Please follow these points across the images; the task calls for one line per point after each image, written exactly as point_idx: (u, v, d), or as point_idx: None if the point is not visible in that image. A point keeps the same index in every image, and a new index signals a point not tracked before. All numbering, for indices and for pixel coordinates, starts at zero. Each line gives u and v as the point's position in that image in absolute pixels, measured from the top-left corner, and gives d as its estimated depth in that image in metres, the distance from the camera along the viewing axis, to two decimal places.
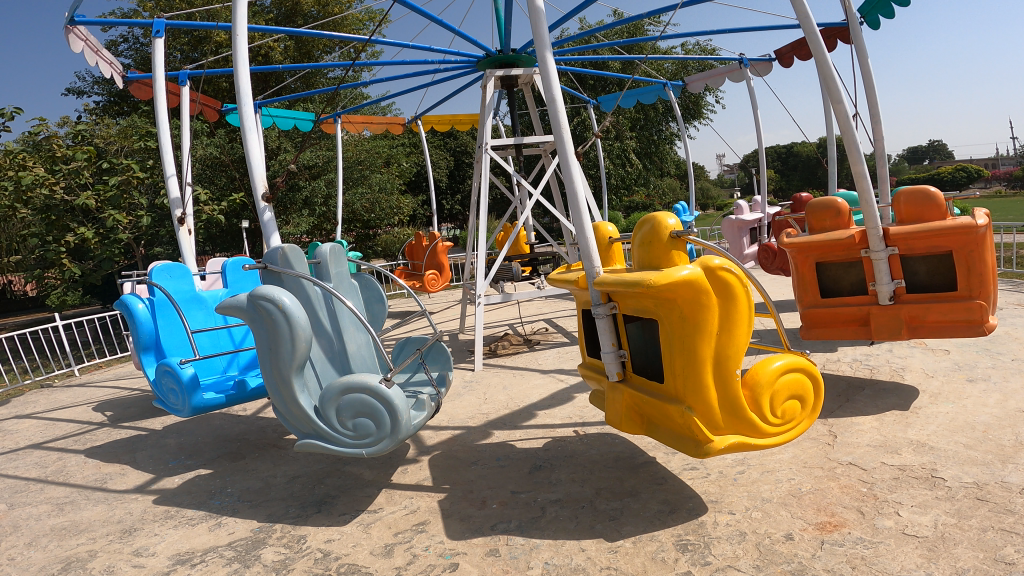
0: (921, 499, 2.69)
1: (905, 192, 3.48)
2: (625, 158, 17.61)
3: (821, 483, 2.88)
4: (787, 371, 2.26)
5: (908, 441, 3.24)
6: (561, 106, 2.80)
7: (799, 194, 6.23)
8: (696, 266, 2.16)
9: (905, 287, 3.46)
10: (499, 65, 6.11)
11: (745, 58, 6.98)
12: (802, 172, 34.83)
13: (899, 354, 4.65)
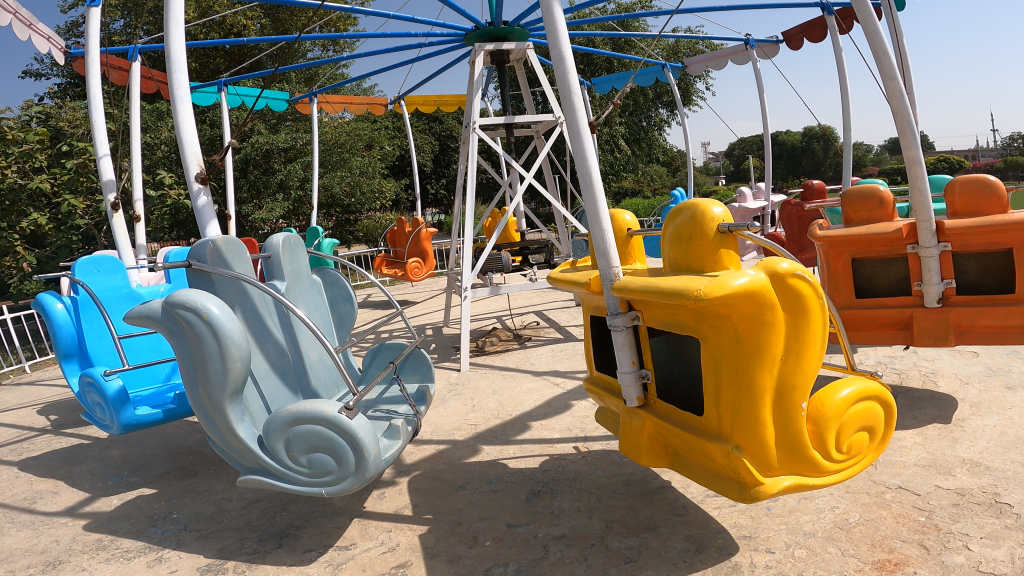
0: (991, 529, 2.24)
1: (959, 180, 3.30)
2: (613, 143, 17.23)
3: (870, 512, 2.46)
4: (857, 400, 1.91)
5: (961, 460, 2.84)
6: (570, 67, 2.22)
7: (810, 182, 5.85)
8: (758, 272, 1.80)
9: (955, 288, 3.27)
10: (489, 40, 5.59)
11: (753, 38, 6.52)
12: (787, 161, 34.75)
13: (926, 358, 4.30)
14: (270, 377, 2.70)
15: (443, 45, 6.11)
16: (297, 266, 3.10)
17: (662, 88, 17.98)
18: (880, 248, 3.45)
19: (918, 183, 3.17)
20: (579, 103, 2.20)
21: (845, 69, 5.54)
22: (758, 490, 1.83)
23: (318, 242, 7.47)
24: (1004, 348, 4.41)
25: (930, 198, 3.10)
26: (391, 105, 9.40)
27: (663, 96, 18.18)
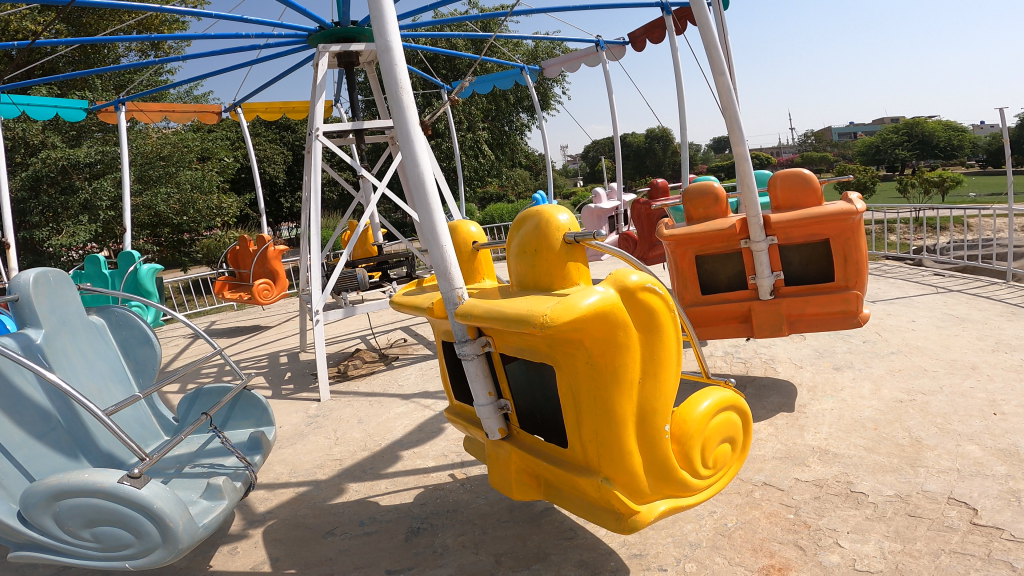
0: (854, 522, 2.34)
1: (780, 177, 3.72)
2: (477, 149, 17.16)
3: (745, 514, 2.54)
4: (717, 412, 2.22)
5: (811, 449, 3.15)
6: (399, 59, 2.05)
7: (656, 180, 6.12)
8: (607, 289, 1.91)
9: (784, 279, 3.71)
10: (335, 40, 5.22)
11: (604, 41, 6.63)
12: (634, 162, 36.98)
13: (764, 344, 4.86)
14: (27, 445, 2.29)
15: (281, 45, 5.64)
16: (60, 310, 2.68)
17: (521, 92, 18.42)
18: (718, 245, 3.80)
19: (745, 180, 3.54)
20: (408, 99, 2.05)
21: (680, 76, 5.88)
22: (635, 518, 2.01)
23: (134, 270, 6.64)
24: (829, 335, 4.91)
25: (756, 195, 3.48)
26: (225, 113, 8.58)
27: (524, 101, 18.64)
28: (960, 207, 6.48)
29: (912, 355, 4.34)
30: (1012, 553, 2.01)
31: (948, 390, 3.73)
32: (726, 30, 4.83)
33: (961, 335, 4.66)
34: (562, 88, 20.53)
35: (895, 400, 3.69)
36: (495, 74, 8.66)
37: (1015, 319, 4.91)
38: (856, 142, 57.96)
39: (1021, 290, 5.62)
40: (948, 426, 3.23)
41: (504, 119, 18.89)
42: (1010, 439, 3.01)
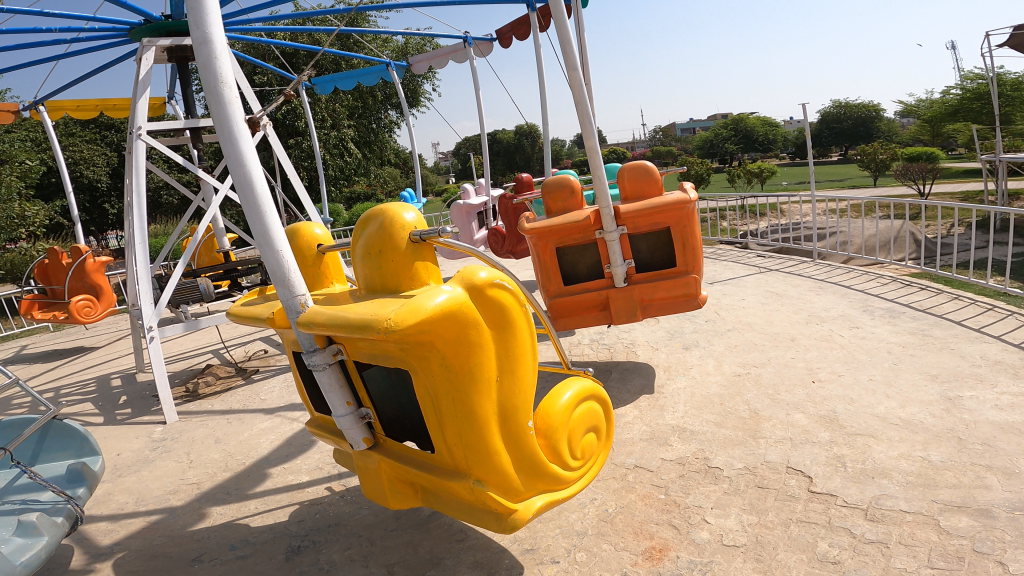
0: (715, 497, 2.64)
1: (627, 169, 4.05)
2: (342, 146, 16.40)
3: (623, 499, 2.79)
4: (578, 403, 2.43)
5: (671, 428, 3.48)
6: (224, 56, 1.95)
7: (519, 175, 6.25)
8: (455, 288, 2.01)
9: (635, 266, 4.01)
10: (164, 35, 4.77)
11: (469, 37, 6.61)
12: (503, 159, 37.64)
13: (624, 329, 5.25)
14: None
15: (97, 34, 5.01)
16: None
17: (388, 89, 17.91)
18: (576, 236, 4.00)
19: (597, 174, 3.78)
20: (231, 95, 1.94)
21: (543, 75, 6.10)
22: (514, 517, 2.17)
23: None
24: (677, 317, 5.41)
25: (607, 187, 3.73)
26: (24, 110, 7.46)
27: (391, 98, 18.26)
28: (776, 196, 7.39)
29: (745, 331, 4.93)
30: (847, 518, 2.29)
31: (774, 362, 4.30)
32: (583, 30, 5.09)
33: (781, 310, 5.37)
34: (432, 86, 20.33)
35: (734, 373, 4.18)
36: (357, 71, 8.38)
37: (821, 294, 5.75)
38: (692, 137, 63.48)
39: (825, 268, 6.57)
40: (779, 396, 3.75)
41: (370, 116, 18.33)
42: (827, 405, 3.56)
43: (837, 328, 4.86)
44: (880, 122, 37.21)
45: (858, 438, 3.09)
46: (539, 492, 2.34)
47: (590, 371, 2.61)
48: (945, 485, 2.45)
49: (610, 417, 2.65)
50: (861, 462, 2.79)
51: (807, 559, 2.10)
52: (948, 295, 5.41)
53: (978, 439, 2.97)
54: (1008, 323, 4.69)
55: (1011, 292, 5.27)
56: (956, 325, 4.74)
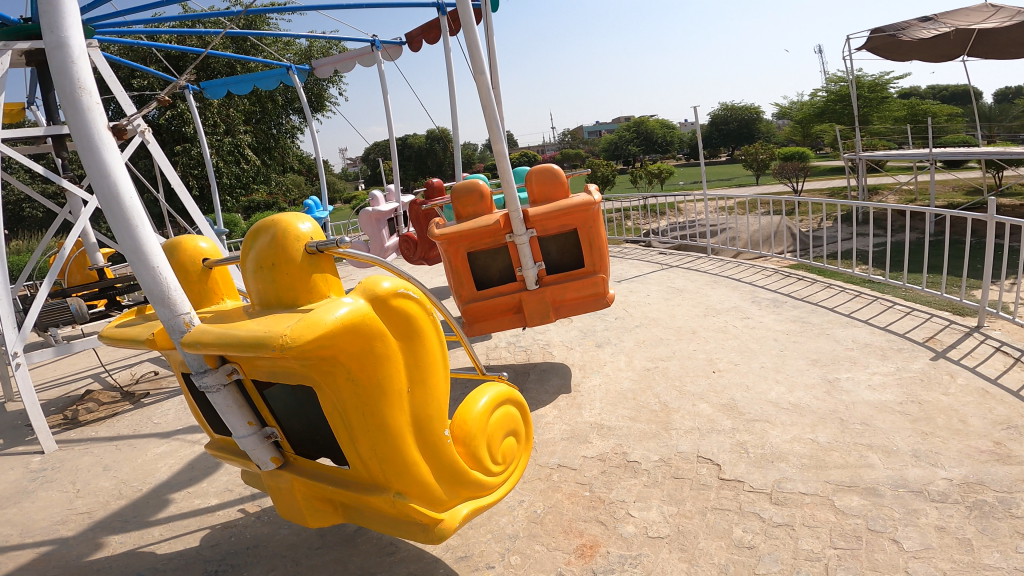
0: (637, 491, 2.81)
1: (535, 172, 4.19)
2: (238, 154, 15.69)
3: (550, 499, 2.90)
4: (494, 407, 2.49)
5: (589, 425, 3.65)
6: (84, 61, 1.83)
7: (430, 181, 6.23)
8: (357, 300, 1.98)
9: (546, 269, 4.14)
10: (21, 38, 4.38)
11: (377, 41, 6.47)
12: (415, 162, 37.07)
13: (539, 331, 5.40)
14: None
15: None
16: None
17: (290, 94, 17.19)
18: (486, 241, 4.07)
19: (506, 178, 3.87)
20: (91, 102, 1.82)
21: (453, 80, 6.15)
22: (440, 527, 2.23)
23: None
24: (588, 316, 5.63)
25: (516, 191, 3.83)
26: None
27: (293, 102, 17.64)
28: (673, 196, 7.83)
29: (651, 326, 5.22)
30: (756, 503, 2.51)
31: (678, 354, 4.59)
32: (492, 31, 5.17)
33: (682, 304, 5.73)
34: (337, 90, 19.82)
35: (644, 368, 4.42)
36: (255, 74, 8.06)
37: (715, 287, 6.18)
38: (593, 139, 65.72)
39: (719, 262, 7.06)
40: (685, 388, 4.02)
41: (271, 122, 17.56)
42: (727, 394, 3.86)
43: (731, 319, 5.26)
44: (763, 124, 40.23)
45: (756, 423, 3.39)
46: (464, 500, 2.39)
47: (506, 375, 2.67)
48: (835, 466, 2.76)
49: (528, 418, 2.74)
50: (761, 447, 3.06)
51: (726, 545, 2.28)
52: (823, 285, 5.99)
53: (857, 419, 3.34)
54: (874, 308, 5.27)
55: (874, 279, 5.91)
56: (832, 312, 5.27)
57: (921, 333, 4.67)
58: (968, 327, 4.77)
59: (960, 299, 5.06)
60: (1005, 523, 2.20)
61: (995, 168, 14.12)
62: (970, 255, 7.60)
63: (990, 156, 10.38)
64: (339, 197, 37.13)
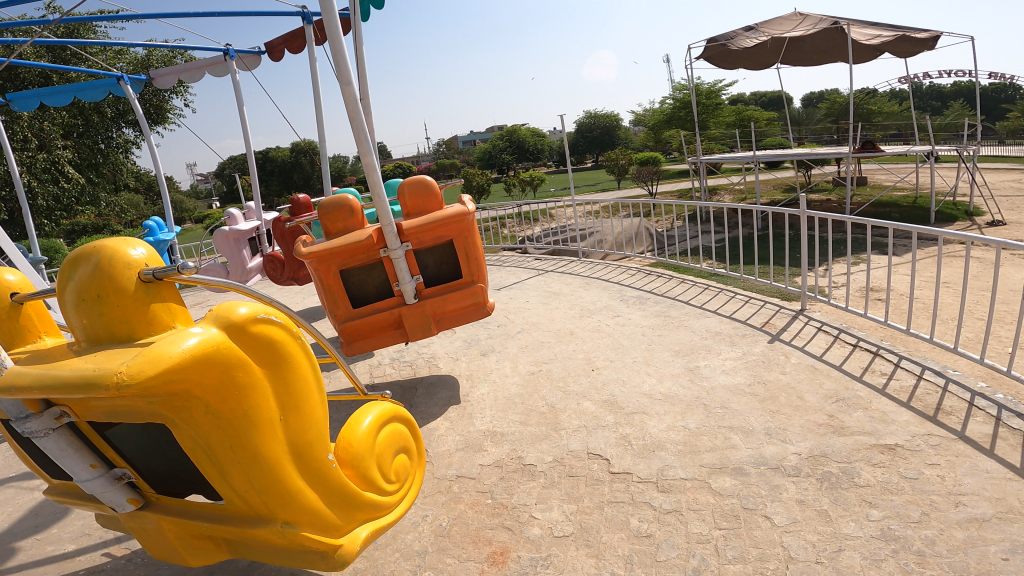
0: (537, 493, 2.97)
1: (408, 184, 4.17)
2: (56, 171, 13.89)
3: (453, 510, 2.98)
4: (378, 426, 2.49)
5: (482, 433, 3.77)
6: None
7: (296, 197, 5.96)
8: (208, 330, 1.84)
9: (424, 281, 4.16)
10: None
11: (230, 51, 6.22)
12: (279, 177, 35.34)
13: (422, 344, 5.44)
14: None
15: None
16: None
17: (122, 105, 15.64)
18: (360, 257, 4.01)
19: (377, 192, 3.85)
20: None
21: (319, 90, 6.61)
22: (341, 551, 2.22)
23: None
24: (471, 325, 5.75)
25: (389, 205, 3.83)
26: None
27: (126, 114, 16.10)
28: (541, 203, 8.21)
29: (531, 331, 5.46)
30: (646, 493, 2.78)
31: (559, 356, 4.86)
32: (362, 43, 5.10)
33: (558, 307, 6.04)
34: (183, 101, 18.43)
35: (528, 372, 4.63)
36: (77, 83, 7.16)
37: (588, 288, 6.57)
38: (457, 148, 66.51)
39: (589, 265, 7.52)
40: (568, 388, 4.27)
41: (97, 134, 15.74)
42: (607, 390, 4.16)
43: (604, 318, 5.64)
44: (619, 131, 43.13)
45: (635, 416, 3.70)
46: (362, 522, 2.37)
47: (389, 394, 2.69)
48: (706, 450, 3.12)
49: (416, 432, 2.77)
50: (642, 439, 3.36)
51: (627, 537, 2.51)
52: (678, 280, 6.61)
53: (718, 403, 3.77)
54: (720, 299, 5.91)
55: (717, 272, 6.63)
56: (687, 304, 5.84)
57: (759, 318, 5.34)
58: (794, 310, 5.52)
59: (787, 286, 5.84)
60: (851, 491, 2.61)
61: (808, 168, 16.25)
62: (795, 246, 8.74)
63: (803, 157, 11.97)
64: (185, 214, 34.20)
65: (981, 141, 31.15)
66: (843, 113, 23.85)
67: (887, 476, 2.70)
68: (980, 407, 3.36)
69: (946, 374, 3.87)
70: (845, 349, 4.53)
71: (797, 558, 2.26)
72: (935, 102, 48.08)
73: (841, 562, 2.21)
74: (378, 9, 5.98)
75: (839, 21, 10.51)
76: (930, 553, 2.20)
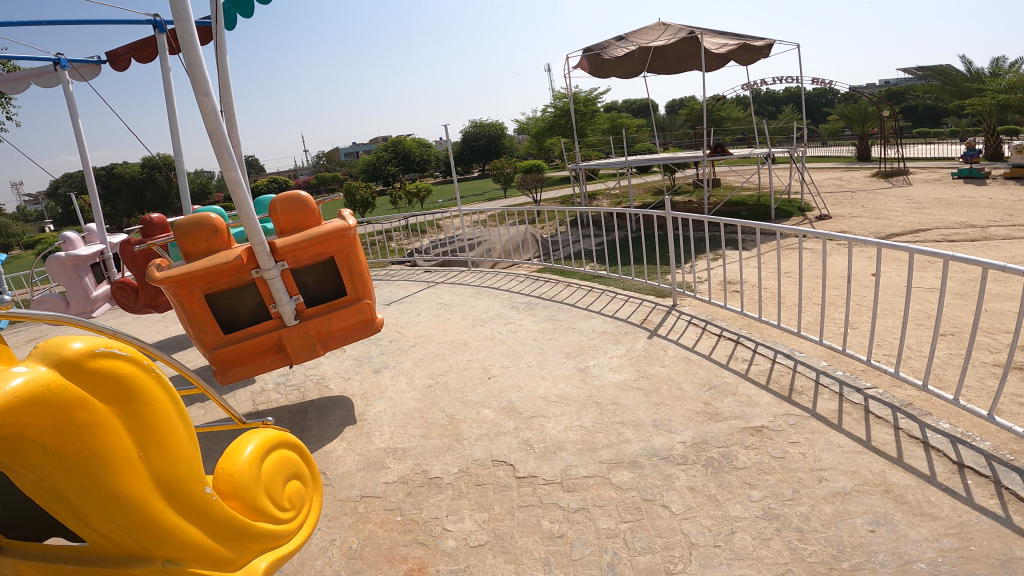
0: (446, 505, 3.03)
1: (280, 200, 3.91)
2: None
3: (363, 531, 2.95)
4: (264, 455, 2.20)
5: (384, 451, 3.75)
6: None
7: (149, 216, 5.50)
8: (36, 367, 1.54)
9: (304, 302, 3.93)
10: None
11: (60, 59, 5.84)
12: (127, 196, 32.09)
13: (310, 365, 5.27)
14: None
15: None
16: None
17: None
18: (227, 279, 3.73)
19: (244, 208, 3.56)
20: None
21: (172, 100, 6.70)
22: None
23: None
24: (362, 342, 5.65)
25: (259, 223, 3.55)
26: None
27: None
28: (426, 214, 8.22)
29: (425, 344, 5.48)
30: (553, 494, 2.94)
31: (455, 367, 4.92)
32: (225, 54, 4.86)
33: (450, 319, 6.10)
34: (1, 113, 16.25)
35: (425, 385, 4.65)
36: None
37: (478, 298, 6.69)
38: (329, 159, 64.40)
39: (478, 274, 7.65)
40: (466, 398, 4.35)
41: None
42: (504, 397, 4.29)
43: (496, 326, 5.78)
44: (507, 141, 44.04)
45: (534, 419, 3.86)
46: (260, 552, 2.12)
47: (272, 420, 2.42)
48: (603, 446, 3.34)
49: (306, 457, 2.54)
50: (542, 441, 3.52)
51: (540, 539, 2.63)
52: (563, 284, 6.91)
53: (608, 400, 4.03)
54: (603, 300, 6.28)
55: (599, 274, 7.01)
56: (573, 307, 6.13)
57: (639, 316, 5.73)
58: (667, 306, 5.99)
59: (660, 284, 6.31)
60: (732, 474, 2.92)
61: (673, 173, 17.62)
62: (664, 246, 9.43)
63: (668, 161, 12.83)
64: (11, 239, 30.09)
65: (811, 145, 35.20)
66: (698, 120, 26.13)
67: (761, 458, 3.05)
68: (826, 384, 3.87)
69: (796, 356, 4.41)
70: (713, 340, 5.00)
71: (697, 543, 2.49)
72: (773, 108, 53.63)
73: (735, 543, 2.46)
74: (245, 18, 5.73)
75: (695, 30, 11.61)
76: (807, 528, 2.49)
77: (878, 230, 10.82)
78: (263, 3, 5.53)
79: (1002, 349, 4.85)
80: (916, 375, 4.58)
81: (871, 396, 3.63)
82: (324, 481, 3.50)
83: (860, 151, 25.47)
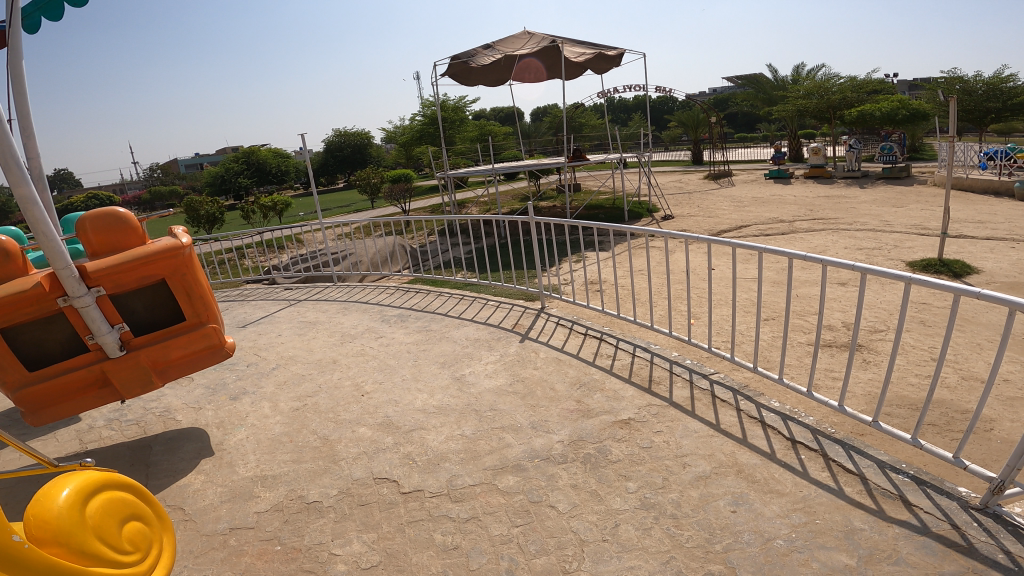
0: (330, 529, 2.95)
1: (90, 217, 3.50)
2: None
3: (239, 565, 2.79)
4: (86, 498, 1.99)
5: (252, 479, 3.55)
6: None
7: None
8: None
9: (131, 330, 3.57)
10: None
11: None
12: None
13: (151, 399, 4.81)
14: None
15: None
16: None
17: None
18: (27, 310, 3.26)
19: (42, 229, 3.14)
20: None
21: None
22: None
23: None
24: (214, 368, 5.27)
25: (63, 245, 3.15)
26: None
27: None
28: (287, 227, 7.84)
29: (289, 366, 5.23)
30: (441, 506, 2.98)
31: (325, 386, 4.76)
32: (21, 56, 4.29)
33: (315, 337, 5.88)
34: None
35: (291, 408, 4.46)
36: None
37: (346, 313, 6.51)
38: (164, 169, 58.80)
39: (345, 289, 7.45)
40: (339, 417, 4.23)
41: None
42: (381, 412, 4.24)
43: (367, 341, 5.67)
44: (369, 148, 43.17)
45: (414, 433, 3.86)
46: None
47: (95, 461, 2.17)
48: (485, 453, 3.43)
49: (146, 497, 2.33)
50: (424, 454, 3.54)
51: (435, 553, 2.66)
52: (434, 294, 6.94)
53: (486, 407, 4.12)
54: (474, 307, 6.39)
55: (470, 282, 7.12)
56: (446, 316, 6.17)
57: (510, 321, 5.91)
58: (536, 309, 6.23)
59: (528, 288, 6.56)
60: (608, 468, 3.14)
61: (535, 179, 18.29)
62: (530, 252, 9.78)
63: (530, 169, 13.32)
64: None
65: (653, 150, 38.24)
66: (554, 128, 27.31)
67: (631, 450, 3.30)
68: (677, 374, 4.27)
69: (651, 349, 4.81)
70: (580, 339, 5.29)
71: (587, 540, 2.65)
72: (619, 115, 57.53)
73: (621, 536, 2.66)
74: (52, 19, 5.09)
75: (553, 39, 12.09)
76: (681, 514, 2.75)
77: (710, 227, 12.03)
78: (76, 4, 4.97)
79: (813, 329, 5.66)
80: (749, 359, 5.19)
81: (716, 382, 4.07)
82: (185, 517, 3.25)
83: (694, 155, 28.13)
